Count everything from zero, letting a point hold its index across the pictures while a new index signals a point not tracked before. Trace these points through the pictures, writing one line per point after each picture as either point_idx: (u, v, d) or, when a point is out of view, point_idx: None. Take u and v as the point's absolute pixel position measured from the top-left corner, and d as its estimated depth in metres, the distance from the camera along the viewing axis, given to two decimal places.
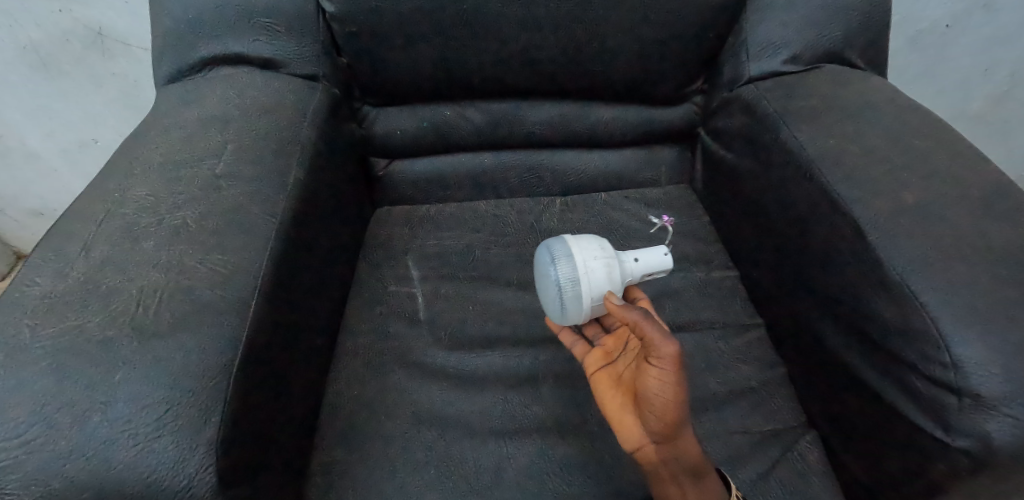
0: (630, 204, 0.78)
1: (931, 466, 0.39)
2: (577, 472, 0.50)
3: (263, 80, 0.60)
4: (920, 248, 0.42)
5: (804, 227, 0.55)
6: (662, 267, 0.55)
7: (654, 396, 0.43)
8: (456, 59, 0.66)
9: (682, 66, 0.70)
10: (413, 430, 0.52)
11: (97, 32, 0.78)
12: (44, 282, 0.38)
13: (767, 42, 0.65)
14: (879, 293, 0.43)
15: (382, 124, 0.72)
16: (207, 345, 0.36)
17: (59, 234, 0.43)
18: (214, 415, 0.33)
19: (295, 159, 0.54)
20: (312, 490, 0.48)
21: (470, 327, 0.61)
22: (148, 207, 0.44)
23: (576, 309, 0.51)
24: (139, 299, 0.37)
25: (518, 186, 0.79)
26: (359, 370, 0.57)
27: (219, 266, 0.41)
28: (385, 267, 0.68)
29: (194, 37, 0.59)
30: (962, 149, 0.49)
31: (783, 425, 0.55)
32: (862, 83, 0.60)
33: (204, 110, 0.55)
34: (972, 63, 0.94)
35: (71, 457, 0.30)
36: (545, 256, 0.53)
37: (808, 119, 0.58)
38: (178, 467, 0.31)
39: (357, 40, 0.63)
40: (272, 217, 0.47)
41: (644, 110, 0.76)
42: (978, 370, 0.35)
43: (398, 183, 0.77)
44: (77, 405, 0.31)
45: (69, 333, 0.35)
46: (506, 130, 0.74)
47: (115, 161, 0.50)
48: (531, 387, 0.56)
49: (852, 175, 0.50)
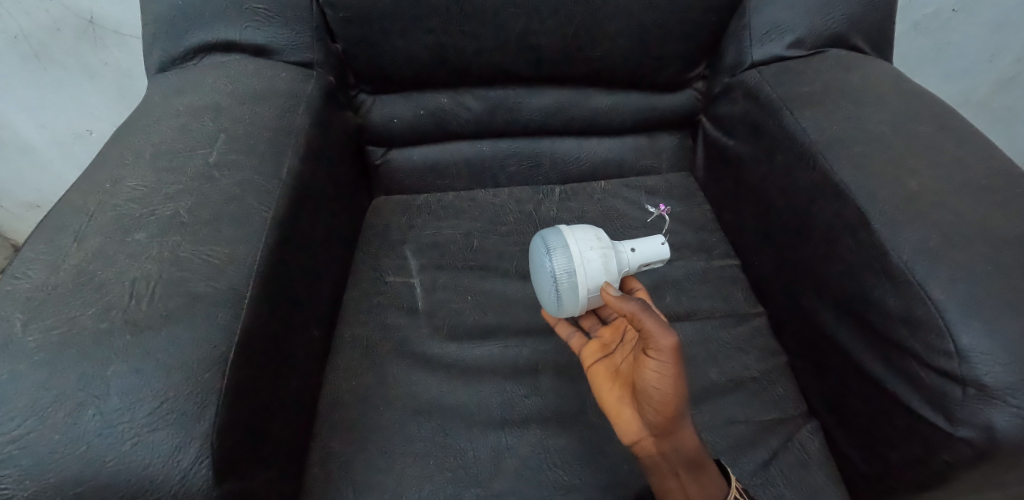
0: (630, 192, 0.77)
1: (934, 456, 0.38)
2: (577, 462, 0.49)
3: (256, 68, 0.58)
4: (925, 236, 0.41)
5: (806, 215, 0.54)
6: (659, 257, 0.55)
7: (652, 389, 0.42)
8: (452, 44, 0.64)
9: (683, 50, 0.69)
10: (413, 421, 0.52)
11: (88, 21, 0.77)
12: (36, 275, 0.38)
13: (770, 26, 0.64)
14: (882, 281, 0.43)
15: (378, 112, 0.71)
16: (201, 337, 0.36)
17: (51, 226, 0.42)
18: (209, 407, 0.33)
19: (289, 148, 0.53)
20: (312, 482, 0.48)
21: (469, 317, 0.61)
22: (141, 198, 0.43)
23: (573, 300, 0.51)
24: (132, 291, 0.37)
25: (516, 175, 0.78)
26: (358, 360, 0.57)
27: (212, 257, 0.40)
28: (384, 257, 0.68)
29: (185, 24, 0.58)
30: (969, 135, 0.49)
31: (783, 414, 0.54)
32: (867, 67, 0.59)
33: (197, 98, 0.54)
34: (978, 49, 0.92)
35: (65, 451, 0.29)
36: (540, 247, 0.52)
37: (812, 105, 0.56)
38: (174, 460, 0.31)
39: (351, 26, 0.62)
40: (267, 207, 0.46)
41: (644, 96, 0.74)
42: (983, 360, 0.35)
43: (394, 173, 0.76)
44: (70, 399, 0.31)
45: (62, 326, 0.34)
46: (504, 118, 0.73)
47: (107, 150, 0.49)
48: (531, 377, 0.56)
49: (857, 161, 0.49)
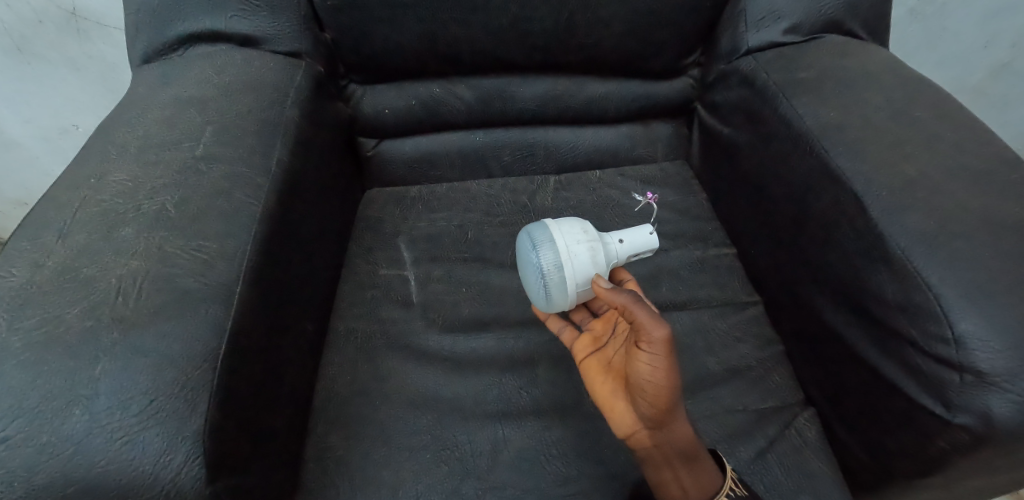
0: (625, 181, 0.76)
1: (930, 443, 0.38)
2: (575, 453, 0.49)
3: (243, 58, 0.57)
4: (921, 222, 0.41)
5: (803, 202, 0.54)
6: (648, 247, 0.54)
7: (645, 382, 0.42)
8: (444, 33, 0.63)
9: (678, 37, 0.68)
10: (409, 415, 0.51)
11: (71, 12, 0.75)
12: (21, 272, 0.37)
13: (767, 11, 0.63)
14: (879, 269, 0.43)
15: (369, 103, 0.70)
16: (190, 333, 0.35)
17: (34, 222, 0.41)
18: (200, 405, 0.32)
19: (278, 139, 0.52)
20: (309, 477, 0.48)
21: (464, 309, 0.60)
22: (126, 193, 0.42)
23: (562, 294, 0.50)
24: (119, 288, 0.36)
25: (508, 165, 0.77)
26: (353, 354, 0.57)
27: (200, 252, 0.40)
28: (377, 249, 0.67)
29: (169, 14, 0.56)
30: (966, 120, 0.48)
31: (781, 403, 0.54)
32: (863, 53, 0.58)
33: (183, 90, 0.52)
34: (973, 35, 0.91)
35: (53, 452, 0.29)
36: (526, 242, 0.52)
37: (809, 91, 0.56)
38: (165, 459, 0.30)
39: (341, 14, 0.60)
40: (256, 201, 0.45)
41: (639, 84, 0.73)
42: (980, 346, 0.34)
43: (386, 164, 0.75)
44: (56, 399, 0.30)
45: (46, 325, 0.33)
46: (495, 108, 0.72)
47: (91, 144, 0.48)
48: (528, 369, 0.55)
49: (854, 148, 0.48)
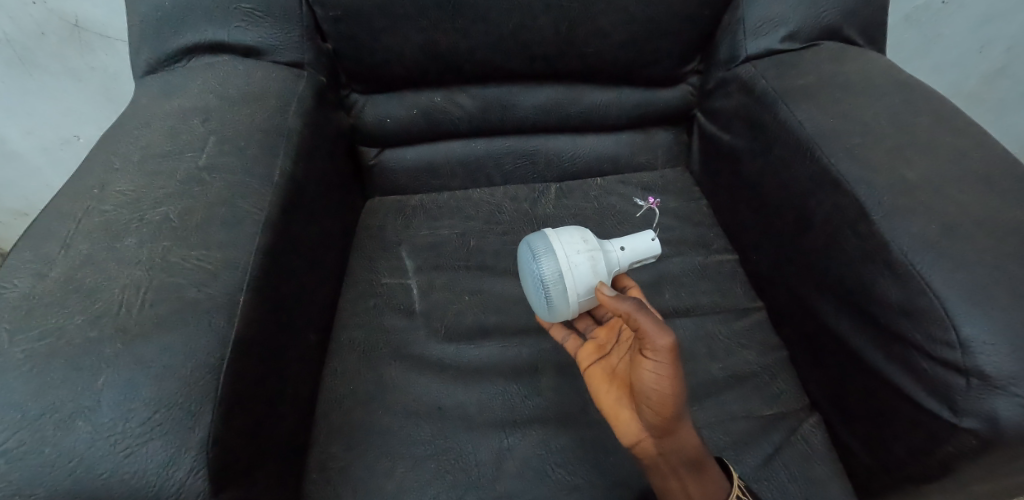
0: (626, 188, 0.77)
1: (937, 447, 0.38)
2: (579, 462, 0.49)
3: (245, 69, 0.57)
4: (923, 226, 0.41)
5: (805, 208, 0.54)
6: (649, 254, 0.54)
7: (651, 390, 0.42)
8: (444, 43, 0.64)
9: (677, 45, 0.69)
10: (412, 424, 0.51)
11: (73, 24, 0.75)
12: (22, 284, 0.37)
13: (765, 19, 0.64)
14: (884, 274, 0.42)
15: (371, 113, 0.70)
16: (192, 344, 0.35)
17: (37, 233, 0.41)
18: (202, 416, 0.32)
19: (281, 150, 0.52)
20: (311, 488, 0.47)
21: (467, 317, 0.60)
22: (128, 204, 0.43)
23: (563, 303, 0.50)
24: (122, 299, 0.36)
25: (510, 173, 0.77)
26: (355, 364, 0.56)
27: (203, 262, 0.40)
28: (379, 258, 0.67)
29: (171, 26, 0.57)
30: (966, 125, 0.48)
31: (785, 409, 0.54)
32: (861, 60, 0.59)
33: (186, 100, 0.53)
34: (969, 39, 0.92)
35: (56, 464, 0.29)
36: (526, 252, 0.52)
37: (809, 98, 0.56)
38: (167, 470, 0.30)
39: (342, 25, 0.61)
40: (259, 211, 0.45)
41: (638, 92, 0.74)
42: (985, 349, 0.34)
43: (387, 173, 0.75)
44: (58, 411, 0.30)
45: (49, 336, 0.33)
46: (496, 116, 0.73)
47: (93, 155, 0.48)
48: (531, 377, 0.55)
49: (855, 154, 0.48)
